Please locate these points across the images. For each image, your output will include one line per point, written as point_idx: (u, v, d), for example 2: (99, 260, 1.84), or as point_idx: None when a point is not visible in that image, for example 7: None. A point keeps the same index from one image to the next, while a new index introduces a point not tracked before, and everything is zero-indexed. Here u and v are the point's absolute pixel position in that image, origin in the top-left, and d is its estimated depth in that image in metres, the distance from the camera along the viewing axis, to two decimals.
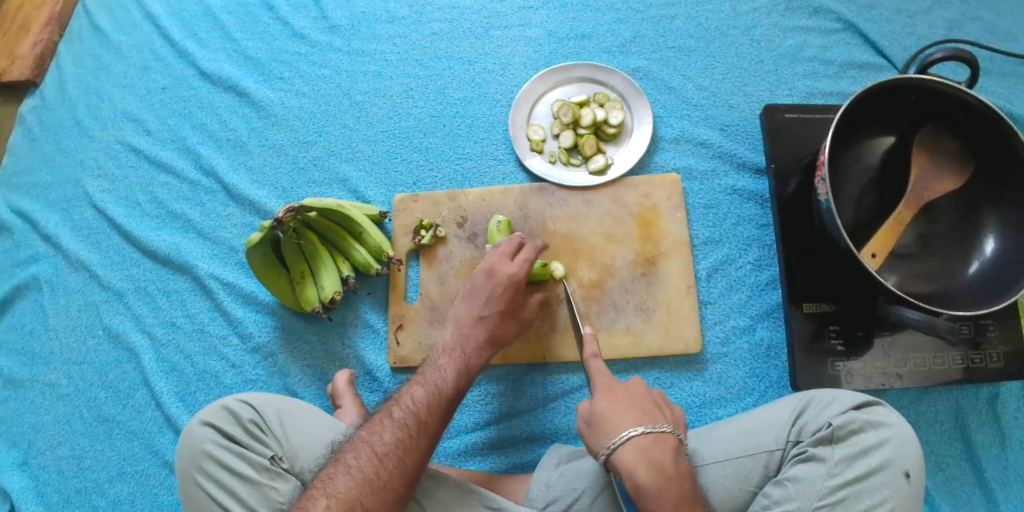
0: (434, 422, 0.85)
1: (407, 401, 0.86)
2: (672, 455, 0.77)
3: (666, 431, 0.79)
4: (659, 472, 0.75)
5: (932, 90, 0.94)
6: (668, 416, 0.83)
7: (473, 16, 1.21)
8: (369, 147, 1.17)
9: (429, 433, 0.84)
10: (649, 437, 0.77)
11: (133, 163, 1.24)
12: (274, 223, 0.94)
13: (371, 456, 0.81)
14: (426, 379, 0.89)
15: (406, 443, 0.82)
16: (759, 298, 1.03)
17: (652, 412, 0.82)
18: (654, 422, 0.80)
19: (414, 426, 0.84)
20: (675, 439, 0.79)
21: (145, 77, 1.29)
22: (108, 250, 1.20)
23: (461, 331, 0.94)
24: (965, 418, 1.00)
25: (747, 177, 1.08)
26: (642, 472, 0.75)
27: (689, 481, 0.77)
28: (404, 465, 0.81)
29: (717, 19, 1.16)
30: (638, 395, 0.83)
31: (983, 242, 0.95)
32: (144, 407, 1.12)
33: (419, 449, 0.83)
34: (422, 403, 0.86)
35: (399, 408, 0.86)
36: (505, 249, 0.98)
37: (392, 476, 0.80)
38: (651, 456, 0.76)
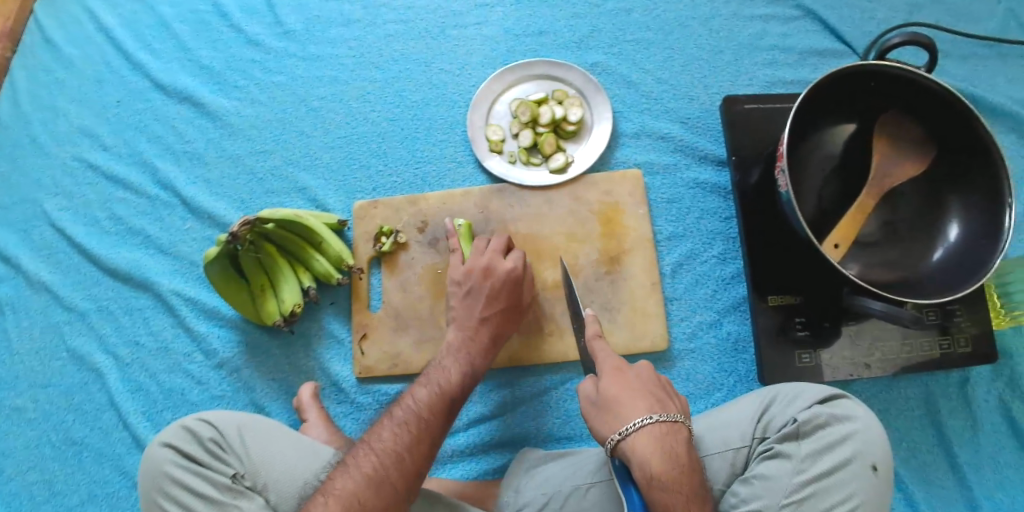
0: (435, 421, 0.82)
1: (409, 400, 0.83)
2: (681, 443, 0.75)
3: (678, 419, 0.76)
4: (671, 461, 0.73)
5: (892, 75, 0.94)
6: (676, 403, 0.80)
7: (429, 16, 1.19)
8: (327, 154, 1.14)
9: (430, 429, 0.81)
10: (662, 426, 0.75)
11: (90, 180, 1.20)
12: (229, 237, 0.91)
13: (369, 453, 0.77)
14: (430, 379, 0.87)
15: (408, 441, 0.79)
16: (725, 292, 1.02)
17: (663, 399, 0.79)
18: (665, 410, 0.77)
19: (415, 423, 0.81)
20: (684, 427, 0.77)
21: (99, 90, 1.24)
22: (70, 270, 1.16)
23: (465, 333, 0.93)
24: (935, 403, 1.01)
25: (708, 170, 1.07)
26: (656, 462, 0.72)
27: (695, 470, 0.75)
28: (405, 463, 0.77)
29: (675, 11, 1.15)
30: (648, 383, 0.80)
31: (947, 228, 0.95)
32: (111, 429, 1.09)
33: (422, 446, 0.79)
34: (423, 402, 0.83)
35: (401, 408, 0.83)
36: (495, 247, 0.98)
37: (395, 472, 0.76)
38: (664, 445, 0.74)
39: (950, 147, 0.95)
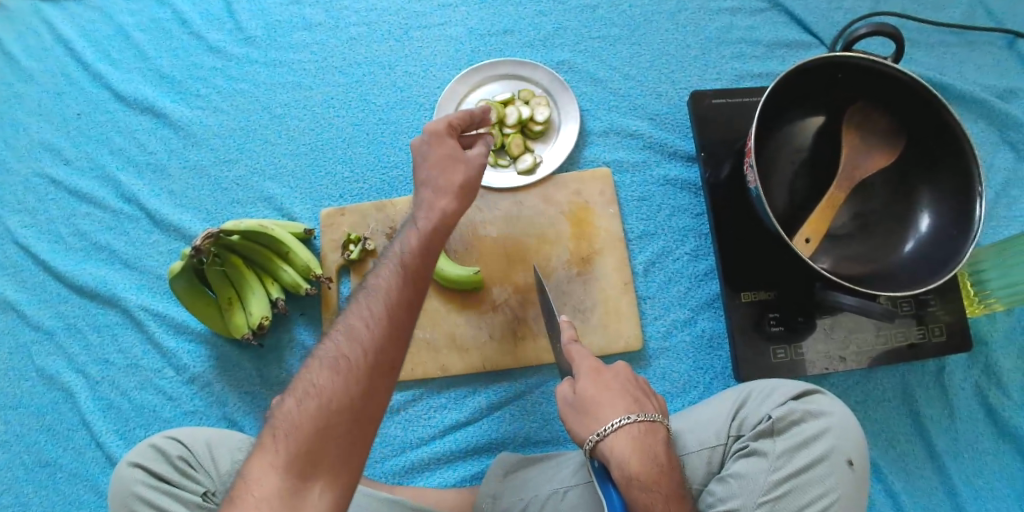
0: (394, 299, 0.69)
1: (363, 287, 0.72)
2: (659, 442, 0.75)
3: (656, 419, 0.76)
4: (649, 462, 0.72)
5: (860, 66, 0.93)
6: (656, 403, 0.79)
7: (392, 18, 1.17)
8: (292, 162, 1.12)
9: (388, 307, 0.69)
10: (641, 426, 0.74)
11: (52, 196, 1.17)
12: (194, 251, 0.89)
13: (328, 350, 0.67)
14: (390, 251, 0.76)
15: (375, 318, 0.68)
16: (699, 289, 1.01)
17: (642, 398, 0.78)
18: (643, 410, 0.76)
19: (381, 299, 0.69)
20: (662, 427, 0.76)
21: (59, 103, 1.21)
22: (35, 288, 1.13)
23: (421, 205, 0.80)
24: (912, 393, 1.00)
25: (678, 166, 1.06)
26: (635, 462, 0.72)
27: (673, 469, 0.74)
28: (368, 342, 0.67)
29: (641, 6, 1.14)
30: (626, 383, 0.79)
31: (919, 218, 0.95)
32: (84, 448, 1.06)
33: (382, 325, 0.68)
34: (385, 277, 0.71)
35: (364, 288, 0.72)
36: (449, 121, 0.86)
37: (360, 348, 0.67)
38: (642, 445, 0.73)
39: (920, 138, 0.95)
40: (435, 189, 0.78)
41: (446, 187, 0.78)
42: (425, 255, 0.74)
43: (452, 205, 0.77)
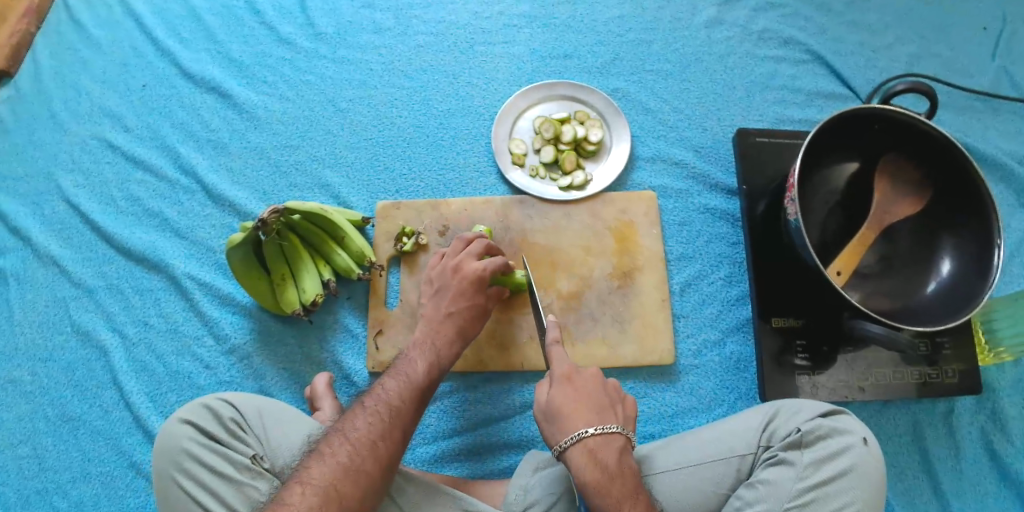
0: (402, 420, 0.79)
1: (379, 390, 0.81)
2: (617, 452, 0.80)
3: (615, 429, 0.81)
4: (603, 470, 0.78)
5: (896, 119, 1.01)
6: (621, 412, 0.85)
7: (459, 31, 1.24)
8: (352, 154, 1.17)
9: (403, 418, 0.79)
10: (598, 437, 0.80)
11: (109, 159, 1.20)
12: (257, 224, 0.93)
13: (344, 442, 0.74)
14: (397, 371, 0.85)
15: (382, 428, 0.77)
16: (730, 312, 1.07)
17: (605, 408, 0.83)
18: (604, 420, 0.82)
19: (386, 411, 0.79)
20: (622, 437, 0.82)
21: (125, 73, 1.25)
22: (80, 246, 1.15)
23: (430, 326, 0.94)
24: (921, 431, 1.06)
25: (719, 197, 1.13)
26: (590, 471, 0.78)
27: (634, 478, 0.80)
28: (378, 456, 0.74)
29: (693, 45, 1.22)
30: (595, 390, 0.85)
31: (940, 262, 1.01)
32: (112, 407, 1.07)
33: (396, 433, 0.77)
34: (394, 391, 0.81)
35: (371, 398, 0.81)
36: (472, 250, 1.00)
37: (372, 461, 0.74)
38: (597, 456, 0.79)
39: (945, 188, 1.02)
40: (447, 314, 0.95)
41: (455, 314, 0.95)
42: (428, 384, 0.85)
43: (454, 326, 0.94)
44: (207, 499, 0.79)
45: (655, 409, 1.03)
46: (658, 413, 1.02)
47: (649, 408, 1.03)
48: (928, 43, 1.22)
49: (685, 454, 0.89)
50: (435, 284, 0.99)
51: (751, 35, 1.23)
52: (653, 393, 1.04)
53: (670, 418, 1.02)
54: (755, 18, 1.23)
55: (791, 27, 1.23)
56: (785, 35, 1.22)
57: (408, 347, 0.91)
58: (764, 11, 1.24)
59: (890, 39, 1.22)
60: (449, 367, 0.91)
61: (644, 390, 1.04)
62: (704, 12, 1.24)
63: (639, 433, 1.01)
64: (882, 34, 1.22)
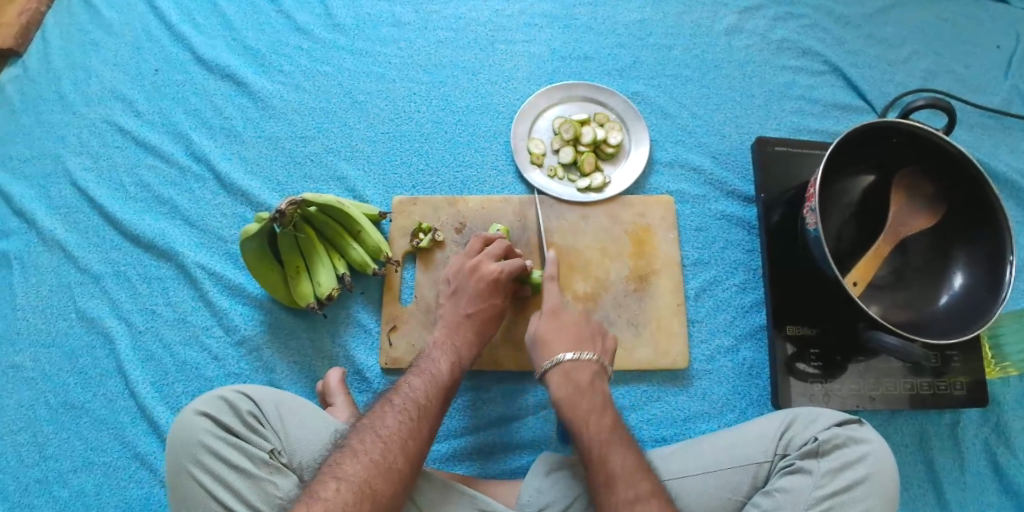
0: (429, 420, 0.85)
1: (406, 388, 0.86)
2: (590, 375, 0.89)
3: (590, 355, 0.90)
4: (574, 388, 0.88)
5: (915, 134, 1.01)
6: (601, 345, 0.94)
7: (479, 28, 1.24)
8: (369, 148, 1.16)
9: (429, 416, 0.85)
10: (573, 361, 0.90)
11: (119, 144, 1.17)
12: (274, 215, 0.91)
13: (376, 440, 0.80)
14: (422, 369, 0.90)
15: (410, 427, 0.82)
16: (744, 319, 1.07)
17: (583, 339, 0.92)
18: (580, 348, 0.91)
19: (414, 409, 0.84)
20: (596, 363, 0.90)
21: (137, 57, 1.23)
22: (87, 231, 1.12)
23: (450, 328, 0.95)
24: (927, 442, 1.07)
25: (736, 204, 1.13)
26: (562, 387, 0.88)
27: (603, 397, 0.87)
28: (406, 453, 0.80)
29: (712, 52, 1.23)
30: (576, 323, 0.94)
31: (953, 276, 1.03)
32: (116, 395, 1.04)
33: (423, 431, 0.83)
34: (420, 390, 0.87)
35: (398, 396, 0.86)
36: (492, 251, 1.00)
37: (401, 458, 0.79)
38: (571, 375, 0.89)
39: (960, 203, 1.03)
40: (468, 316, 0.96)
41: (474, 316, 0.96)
42: (452, 383, 0.90)
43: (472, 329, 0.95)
44: (223, 494, 0.79)
45: (667, 413, 1.02)
46: (670, 418, 1.02)
47: (661, 411, 1.02)
48: (942, 59, 1.23)
49: (702, 460, 0.89)
50: (453, 284, 0.98)
51: (770, 44, 1.24)
52: (666, 397, 1.04)
53: (682, 422, 1.02)
54: (773, 28, 1.25)
55: (809, 37, 1.24)
56: (804, 45, 1.23)
57: (429, 346, 0.94)
58: (783, 21, 1.25)
59: (905, 54, 1.24)
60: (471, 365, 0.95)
61: (657, 394, 1.03)
62: (724, 19, 1.25)
63: (650, 436, 1.01)
64: (898, 48, 1.24)
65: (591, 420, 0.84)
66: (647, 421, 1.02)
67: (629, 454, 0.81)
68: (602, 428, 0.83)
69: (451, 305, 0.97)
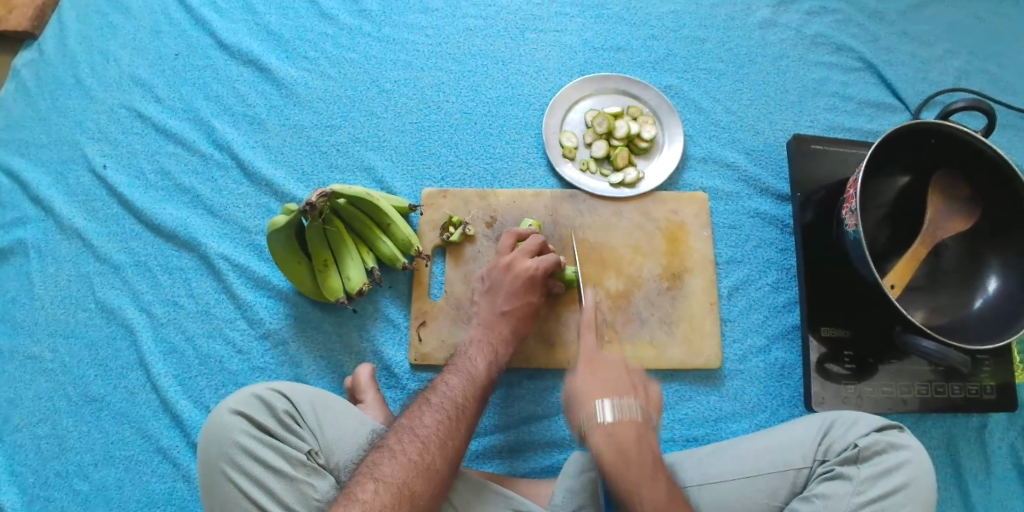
0: (467, 419, 0.83)
1: (443, 388, 0.85)
2: (636, 435, 0.78)
3: (634, 408, 0.79)
4: (618, 448, 0.77)
5: (955, 137, 0.99)
6: (645, 396, 0.83)
7: (509, 17, 1.21)
8: (397, 138, 1.13)
9: (467, 416, 0.83)
10: (618, 422, 0.78)
11: (138, 130, 1.15)
12: (303, 209, 0.87)
13: (414, 440, 0.78)
14: (458, 368, 0.89)
15: (448, 426, 0.81)
16: (776, 318, 1.06)
17: (627, 390, 0.82)
18: (624, 400, 0.80)
19: (452, 409, 0.83)
20: (641, 420, 0.79)
21: (156, 41, 1.20)
22: (107, 220, 1.10)
23: (486, 327, 0.94)
24: (956, 445, 1.04)
25: (770, 202, 1.12)
26: (607, 451, 0.77)
27: (654, 459, 0.78)
28: (444, 455, 0.78)
29: (745, 46, 1.21)
30: (619, 373, 0.83)
31: (987, 280, 1.01)
32: (137, 388, 1.02)
33: (461, 431, 0.81)
34: (458, 389, 0.85)
35: (436, 395, 0.84)
36: (526, 248, 0.98)
37: (440, 459, 0.78)
38: (615, 437, 0.77)
39: (997, 206, 1.01)
40: (503, 314, 0.95)
41: (509, 314, 0.95)
42: (489, 384, 0.89)
43: (508, 329, 0.94)
44: (260, 495, 0.77)
45: (699, 413, 1.02)
46: (701, 417, 1.01)
47: (692, 411, 1.01)
48: (975, 58, 1.21)
49: (740, 464, 0.88)
50: (487, 282, 0.98)
51: (804, 39, 1.22)
52: (697, 397, 1.03)
53: (713, 423, 1.01)
54: (807, 22, 1.23)
55: (843, 33, 1.22)
56: (838, 41, 1.21)
57: (465, 345, 0.93)
58: (816, 16, 1.23)
59: (939, 51, 1.22)
60: (506, 363, 0.94)
61: (688, 393, 1.03)
62: (758, 12, 1.23)
63: (682, 436, 1.00)
64: (932, 46, 1.22)
65: (643, 492, 0.75)
66: (678, 421, 1.01)
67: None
68: (654, 500, 0.75)
69: (487, 303, 0.96)
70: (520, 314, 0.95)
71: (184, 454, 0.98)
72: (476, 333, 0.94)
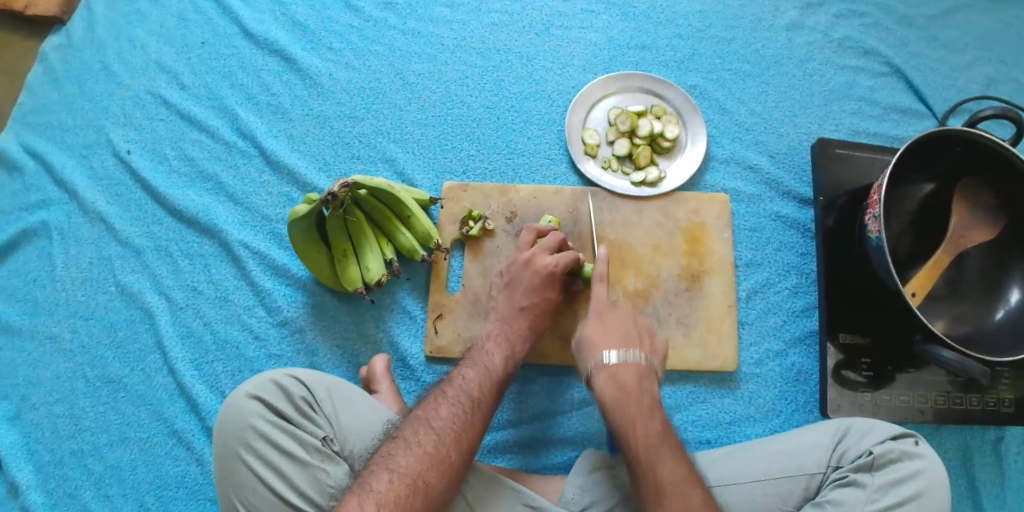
0: (482, 413, 0.83)
1: (460, 381, 0.85)
2: (635, 374, 0.85)
3: (637, 356, 0.87)
4: (619, 388, 0.84)
5: (981, 145, 0.98)
6: (649, 346, 0.90)
7: (535, 12, 1.21)
8: (419, 130, 1.13)
9: (482, 410, 0.83)
10: (620, 362, 0.86)
11: (163, 116, 1.15)
12: (325, 198, 0.87)
13: (430, 432, 0.79)
14: (475, 362, 0.89)
15: (464, 419, 0.81)
16: (795, 323, 1.05)
17: (630, 339, 0.89)
18: (627, 349, 0.87)
19: (468, 403, 0.83)
20: (644, 364, 0.87)
21: (183, 28, 1.21)
22: (128, 204, 1.11)
23: (503, 322, 0.94)
24: (970, 456, 1.03)
25: (792, 205, 1.11)
26: (608, 390, 0.84)
27: (652, 399, 0.83)
28: (458, 449, 0.78)
29: (772, 48, 1.20)
30: (623, 322, 0.91)
31: (1010, 291, 0.99)
32: (155, 372, 1.02)
33: (477, 425, 0.81)
34: (474, 383, 0.85)
35: (452, 388, 0.84)
36: (546, 245, 0.98)
37: (454, 451, 0.78)
38: (618, 376, 0.85)
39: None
40: (521, 310, 0.95)
41: (527, 310, 0.95)
42: (504, 380, 0.89)
43: (525, 325, 0.94)
44: (275, 480, 0.78)
45: (713, 415, 1.01)
46: (714, 420, 1.01)
47: (706, 413, 1.01)
48: (1006, 67, 1.19)
49: (752, 468, 0.88)
50: (506, 277, 0.98)
51: (831, 42, 1.20)
52: (712, 399, 1.02)
53: (727, 425, 1.01)
54: (836, 26, 1.21)
55: (872, 37, 1.21)
56: (866, 45, 1.20)
57: (482, 339, 0.93)
58: (845, 19, 1.22)
59: (968, 59, 1.20)
60: (523, 359, 0.94)
61: (703, 395, 1.02)
62: (787, 14, 1.22)
63: (695, 437, 1.00)
64: (961, 54, 1.20)
65: (639, 423, 0.81)
66: (692, 422, 1.01)
67: (681, 463, 0.78)
68: (649, 433, 0.80)
69: (505, 298, 0.96)
70: (537, 311, 0.95)
71: (199, 439, 0.99)
72: (493, 328, 0.94)
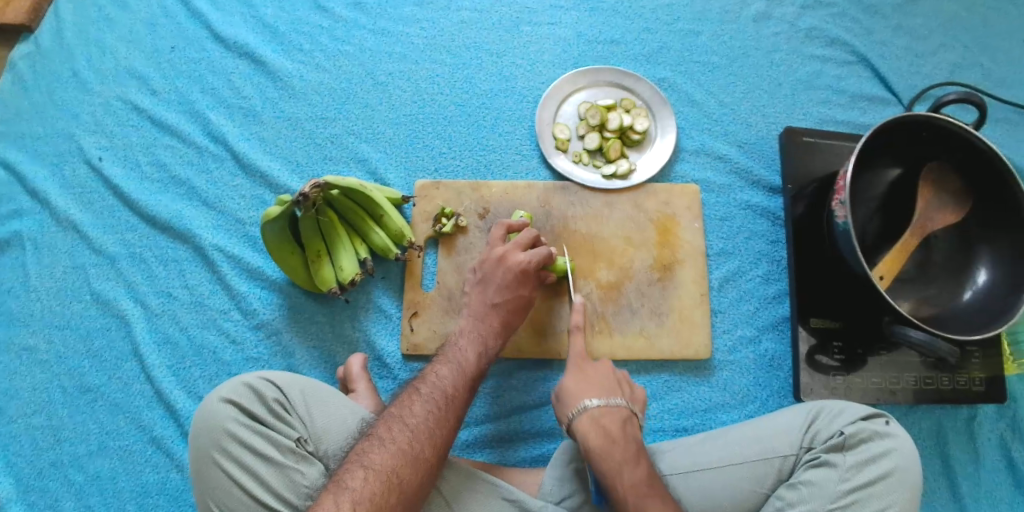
0: (456, 406, 0.84)
1: (434, 378, 0.86)
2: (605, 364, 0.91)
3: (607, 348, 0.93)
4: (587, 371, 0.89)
5: (947, 129, 0.99)
6: None
7: (504, 9, 1.22)
8: (390, 130, 1.14)
9: (457, 405, 0.84)
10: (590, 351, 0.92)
11: (134, 122, 1.16)
12: (296, 200, 0.87)
13: (404, 429, 0.79)
14: (449, 358, 0.90)
15: (437, 415, 0.82)
16: (767, 310, 1.06)
17: None
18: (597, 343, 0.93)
19: (442, 399, 0.84)
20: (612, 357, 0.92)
21: (152, 34, 1.21)
22: (101, 211, 1.11)
23: (476, 317, 0.95)
24: (944, 435, 1.04)
25: (762, 194, 1.13)
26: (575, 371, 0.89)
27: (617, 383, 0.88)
28: (434, 444, 0.79)
29: (740, 39, 1.21)
30: None
31: (976, 272, 1.01)
32: (132, 379, 1.03)
33: (450, 420, 0.82)
34: (447, 379, 0.86)
35: (426, 385, 0.85)
36: (518, 240, 0.98)
37: (428, 447, 0.78)
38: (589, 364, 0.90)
39: (987, 199, 1.00)
40: (496, 305, 0.95)
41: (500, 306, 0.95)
42: (478, 374, 0.89)
43: (498, 320, 0.95)
44: (250, 482, 0.78)
45: (688, 403, 1.02)
46: (690, 408, 1.02)
47: (681, 402, 1.02)
48: (970, 52, 1.21)
49: (726, 451, 0.89)
50: (478, 273, 0.98)
51: (798, 32, 1.22)
52: (687, 387, 1.03)
53: (702, 413, 1.02)
54: (802, 16, 1.23)
55: (838, 26, 1.22)
56: (832, 34, 1.21)
57: (455, 335, 0.94)
58: (810, 9, 1.23)
59: (933, 45, 1.22)
60: (497, 354, 0.95)
61: (677, 384, 1.03)
62: (752, 6, 1.23)
63: (671, 426, 1.01)
64: (926, 40, 1.22)
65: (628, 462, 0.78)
66: (668, 411, 1.02)
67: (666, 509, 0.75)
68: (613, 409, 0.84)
69: (478, 293, 0.97)
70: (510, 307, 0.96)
71: (177, 445, 0.99)
72: (466, 323, 0.95)
